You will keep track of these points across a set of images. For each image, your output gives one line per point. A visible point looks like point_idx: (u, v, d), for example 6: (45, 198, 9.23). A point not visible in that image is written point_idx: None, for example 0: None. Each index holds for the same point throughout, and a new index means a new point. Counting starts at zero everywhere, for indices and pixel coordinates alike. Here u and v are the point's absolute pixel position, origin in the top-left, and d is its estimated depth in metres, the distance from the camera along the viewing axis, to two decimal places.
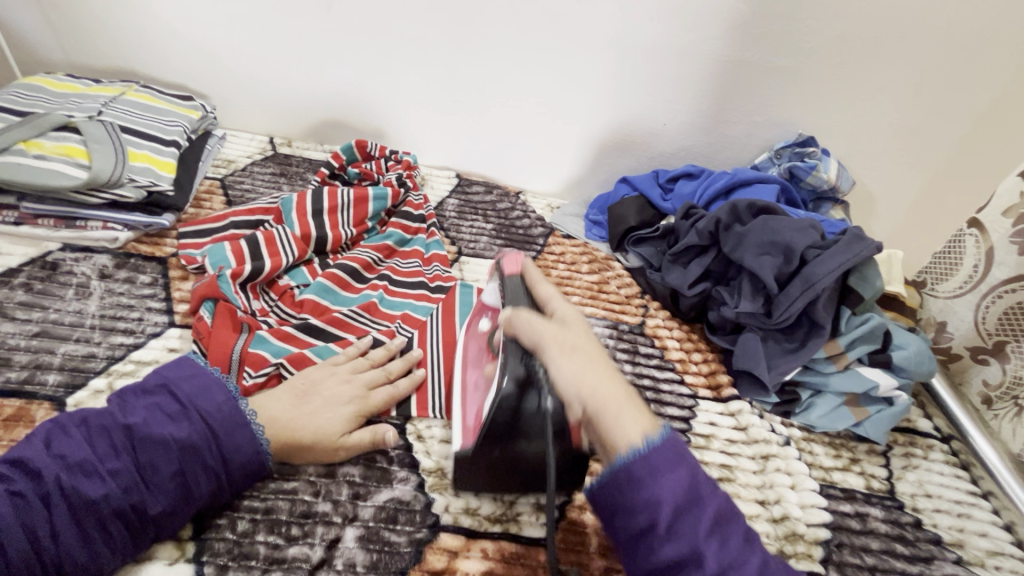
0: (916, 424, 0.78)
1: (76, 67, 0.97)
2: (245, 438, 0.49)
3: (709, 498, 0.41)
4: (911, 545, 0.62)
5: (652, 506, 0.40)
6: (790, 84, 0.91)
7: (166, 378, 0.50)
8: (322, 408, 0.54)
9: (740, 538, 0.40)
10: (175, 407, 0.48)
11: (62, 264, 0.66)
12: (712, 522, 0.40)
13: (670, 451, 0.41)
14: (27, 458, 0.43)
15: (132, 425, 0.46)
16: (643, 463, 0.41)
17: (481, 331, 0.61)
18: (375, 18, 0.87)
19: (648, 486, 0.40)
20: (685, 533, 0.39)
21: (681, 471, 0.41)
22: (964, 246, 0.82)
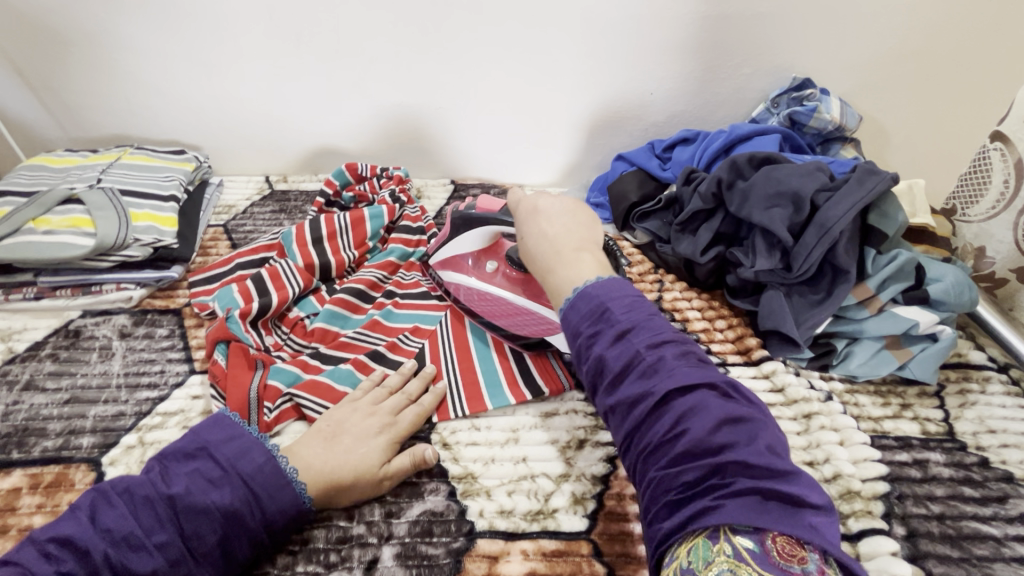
0: (968, 357, 0.73)
1: (75, 141, 1.01)
2: (286, 499, 0.48)
3: (628, 309, 0.45)
4: (980, 487, 0.58)
5: (583, 335, 0.45)
6: (776, 28, 0.87)
7: (204, 441, 0.49)
8: (356, 443, 0.53)
9: (672, 345, 0.43)
10: (217, 472, 0.47)
11: (84, 330, 0.68)
12: (633, 331, 0.43)
13: (593, 288, 0.47)
14: (74, 535, 0.42)
15: (173, 495, 0.45)
16: (573, 309, 0.47)
17: (490, 270, 0.71)
18: (345, 41, 0.88)
19: (574, 325, 0.46)
20: (607, 346, 0.43)
21: (598, 301, 0.46)
22: (990, 163, 0.76)
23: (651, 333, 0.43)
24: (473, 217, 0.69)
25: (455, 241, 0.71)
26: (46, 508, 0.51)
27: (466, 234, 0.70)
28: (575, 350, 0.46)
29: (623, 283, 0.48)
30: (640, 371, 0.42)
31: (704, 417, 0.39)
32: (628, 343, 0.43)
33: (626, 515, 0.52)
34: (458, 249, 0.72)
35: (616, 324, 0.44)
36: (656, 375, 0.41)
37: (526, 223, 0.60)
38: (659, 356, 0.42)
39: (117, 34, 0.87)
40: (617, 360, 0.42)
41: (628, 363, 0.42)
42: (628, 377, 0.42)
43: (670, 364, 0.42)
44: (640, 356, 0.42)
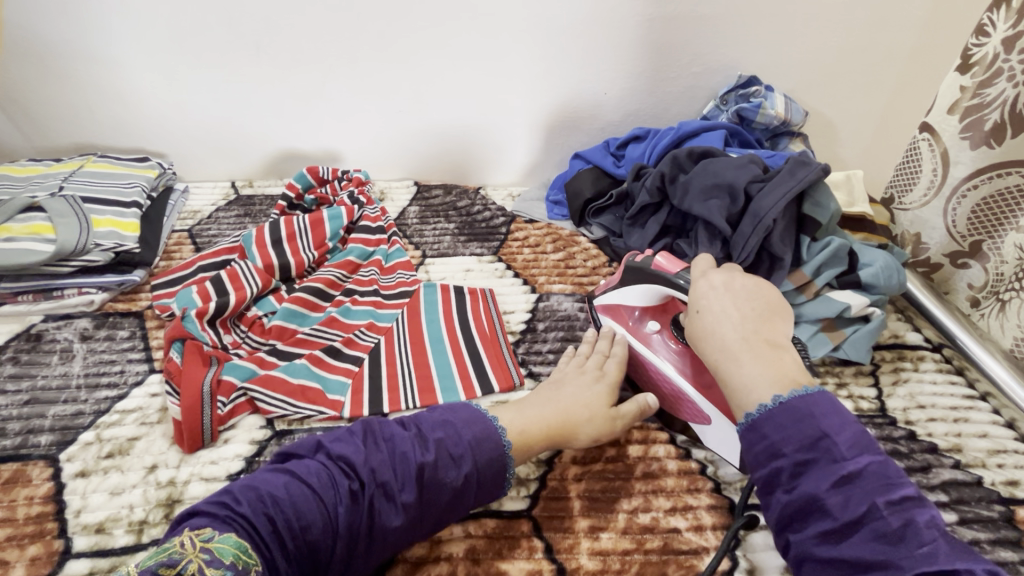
0: (904, 338, 0.77)
1: (39, 150, 1.02)
2: (490, 487, 0.50)
3: (849, 442, 0.42)
4: (906, 458, 0.61)
5: (789, 462, 0.42)
6: (721, 28, 0.90)
7: (449, 418, 0.51)
8: (576, 392, 0.59)
9: (916, 504, 0.39)
10: (458, 449, 0.49)
11: (46, 334, 0.69)
12: (862, 477, 0.40)
13: (807, 407, 0.44)
14: (353, 458, 0.47)
15: (424, 462, 0.47)
16: (769, 420, 0.45)
17: (651, 331, 0.65)
18: (305, 48, 0.90)
19: (775, 439, 0.44)
20: (826, 489, 0.40)
21: (816, 424, 0.43)
22: (920, 154, 0.80)
23: (882, 481, 0.40)
24: (650, 272, 0.64)
25: (623, 291, 0.67)
26: (4, 503, 0.52)
27: (634, 288, 0.65)
28: (780, 480, 0.42)
29: (835, 398, 0.45)
30: (872, 529, 0.38)
31: None
32: (851, 491, 0.40)
33: (567, 494, 0.55)
34: (625, 302, 0.67)
35: (842, 462, 0.41)
36: (904, 544, 0.37)
37: (704, 297, 0.57)
38: (898, 517, 0.38)
39: (79, 45, 0.89)
40: (844, 514, 0.39)
41: (862, 518, 0.39)
42: (847, 515, 0.39)
43: (915, 530, 0.38)
44: (871, 501, 0.39)
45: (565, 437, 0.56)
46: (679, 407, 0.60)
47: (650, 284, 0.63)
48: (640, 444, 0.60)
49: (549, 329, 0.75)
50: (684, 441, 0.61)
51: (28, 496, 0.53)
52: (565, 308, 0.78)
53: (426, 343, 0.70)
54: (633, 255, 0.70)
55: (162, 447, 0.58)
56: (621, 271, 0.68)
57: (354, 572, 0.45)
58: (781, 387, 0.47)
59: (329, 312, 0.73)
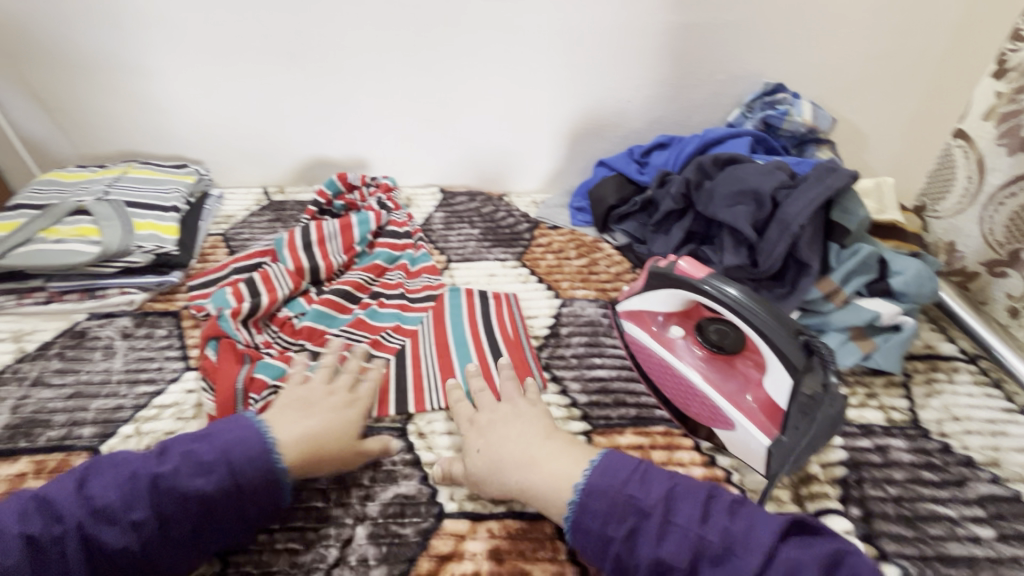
0: (937, 348, 0.75)
1: (85, 157, 1.07)
2: (261, 484, 0.49)
3: (658, 490, 0.46)
4: (940, 471, 0.59)
5: (622, 530, 0.45)
6: (748, 35, 0.90)
7: (213, 428, 0.51)
8: (324, 411, 0.56)
9: (714, 501, 0.45)
10: (208, 456, 0.48)
11: (89, 331, 0.73)
12: (674, 504, 0.45)
13: (623, 464, 0.49)
14: (57, 500, 0.45)
15: (159, 474, 0.46)
16: (585, 512, 0.47)
17: (676, 337, 0.64)
18: (336, 58, 0.93)
19: (602, 529, 0.46)
20: (658, 544, 0.44)
21: (608, 492, 0.47)
22: (954, 160, 0.79)
23: (697, 503, 0.45)
24: (674, 279, 0.61)
25: (646, 296, 0.65)
26: None
27: (659, 293, 0.63)
28: (641, 533, 0.45)
29: (614, 459, 0.49)
30: (714, 548, 0.43)
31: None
32: (670, 531, 0.44)
33: None
34: (649, 306, 0.65)
35: (653, 514, 0.45)
36: (731, 558, 0.42)
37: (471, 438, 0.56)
38: (711, 529, 0.43)
39: (125, 57, 0.93)
40: (680, 557, 0.43)
41: (695, 549, 0.43)
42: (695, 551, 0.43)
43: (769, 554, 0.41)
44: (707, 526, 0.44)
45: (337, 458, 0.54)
46: (703, 414, 0.60)
47: (674, 290, 0.61)
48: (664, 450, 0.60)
49: (573, 333, 0.75)
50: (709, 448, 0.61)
51: None
52: (589, 314, 0.79)
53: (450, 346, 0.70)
54: (656, 261, 0.65)
55: None
56: (644, 275, 0.66)
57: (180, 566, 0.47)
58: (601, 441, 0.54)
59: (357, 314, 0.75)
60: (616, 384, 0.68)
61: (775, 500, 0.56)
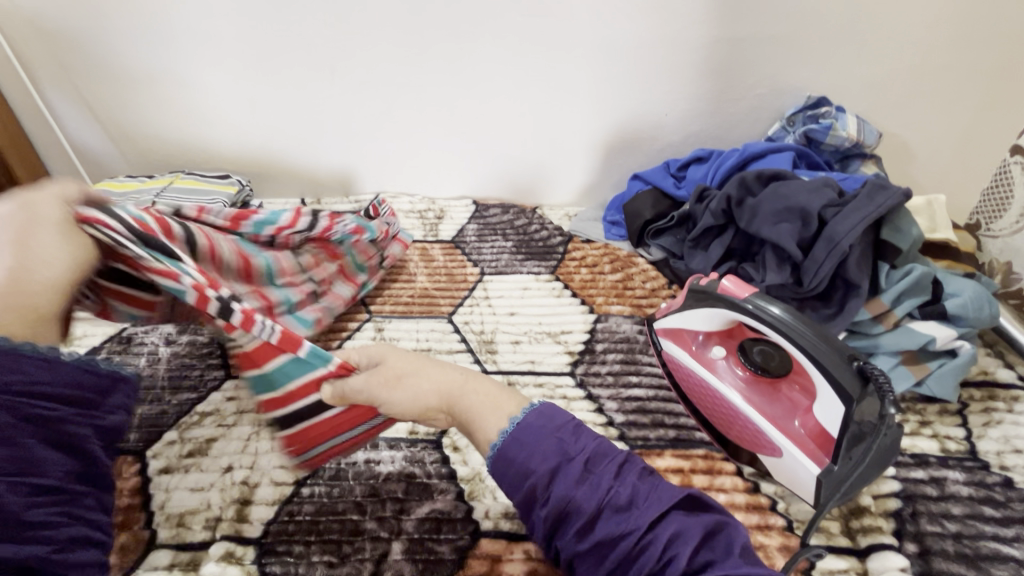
0: (995, 375, 0.71)
1: (134, 167, 1.11)
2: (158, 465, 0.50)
3: (551, 455, 0.40)
4: (1002, 507, 0.56)
5: (540, 477, 0.40)
6: (790, 48, 0.89)
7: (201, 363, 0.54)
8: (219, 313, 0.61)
9: (632, 465, 0.40)
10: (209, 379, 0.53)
11: (135, 337, 0.74)
12: (596, 460, 0.40)
13: (533, 423, 0.42)
14: None
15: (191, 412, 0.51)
16: (516, 446, 0.42)
17: (716, 358, 0.63)
18: (373, 71, 0.94)
19: (530, 465, 0.41)
20: (575, 485, 0.39)
21: (546, 436, 0.41)
22: (1012, 177, 0.75)
23: (609, 461, 0.40)
24: (717, 298, 0.59)
25: (686, 314, 0.63)
26: None
27: (700, 313, 0.61)
28: (538, 497, 0.40)
29: (549, 409, 0.43)
30: (609, 503, 0.38)
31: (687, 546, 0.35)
32: (592, 476, 0.39)
33: None
34: (689, 324, 0.63)
35: (577, 456, 0.40)
36: (634, 509, 0.37)
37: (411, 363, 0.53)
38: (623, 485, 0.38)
39: (173, 71, 0.97)
40: (588, 502, 0.38)
41: (602, 500, 0.38)
42: (593, 510, 0.38)
43: (647, 497, 0.38)
44: (600, 481, 0.39)
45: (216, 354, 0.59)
46: (745, 437, 0.58)
47: (716, 309, 0.59)
48: (706, 474, 0.59)
49: (608, 350, 0.74)
50: (751, 474, 0.59)
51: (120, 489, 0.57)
52: (625, 330, 0.77)
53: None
54: (699, 278, 0.64)
55: (237, 449, 0.60)
56: (685, 293, 0.65)
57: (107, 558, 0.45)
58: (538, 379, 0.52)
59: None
60: (653, 403, 0.66)
61: (824, 532, 0.53)
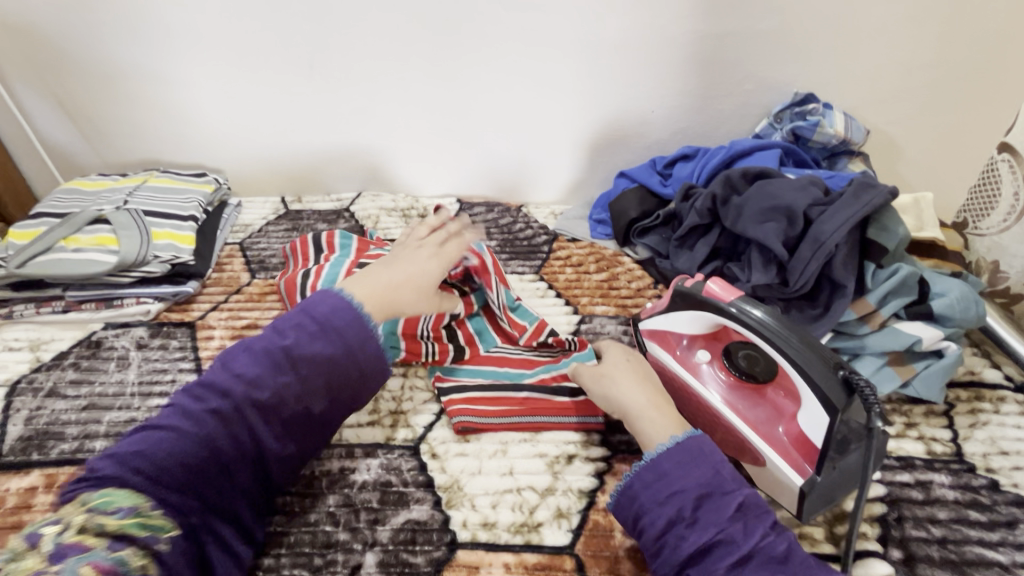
0: (981, 375, 0.70)
1: (109, 165, 1.08)
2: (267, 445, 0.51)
3: (700, 477, 0.47)
4: (988, 511, 0.55)
5: (691, 499, 0.46)
6: (778, 44, 0.87)
7: (283, 344, 0.52)
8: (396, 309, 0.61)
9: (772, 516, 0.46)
10: (283, 357, 0.51)
11: (105, 341, 0.72)
12: (746, 506, 0.46)
13: (695, 449, 0.49)
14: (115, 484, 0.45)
15: (257, 392, 0.49)
16: (671, 458, 0.48)
17: (701, 361, 0.61)
18: (354, 66, 0.92)
19: (679, 481, 0.47)
20: (728, 520, 0.45)
21: (710, 465, 0.48)
22: (999, 176, 0.74)
23: (762, 511, 0.46)
24: (700, 301, 0.57)
25: (670, 317, 0.62)
26: None
27: (685, 316, 0.60)
28: (684, 517, 0.46)
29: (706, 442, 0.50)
30: (766, 554, 0.44)
31: None
32: (745, 518, 0.45)
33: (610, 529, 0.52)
34: (674, 327, 0.62)
35: (736, 493, 0.46)
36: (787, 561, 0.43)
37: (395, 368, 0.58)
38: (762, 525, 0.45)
39: (147, 67, 0.94)
40: (745, 542, 0.44)
41: (755, 544, 0.44)
42: (725, 537, 0.44)
43: (793, 548, 0.45)
44: (748, 526, 0.45)
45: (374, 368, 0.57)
46: (729, 442, 0.57)
47: (701, 313, 0.58)
48: None
49: None
50: None
51: None
52: (609, 331, 0.76)
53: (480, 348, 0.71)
54: (683, 279, 0.63)
55: None
56: (669, 295, 0.63)
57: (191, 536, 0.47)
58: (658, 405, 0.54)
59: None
60: None
61: (807, 538, 0.52)
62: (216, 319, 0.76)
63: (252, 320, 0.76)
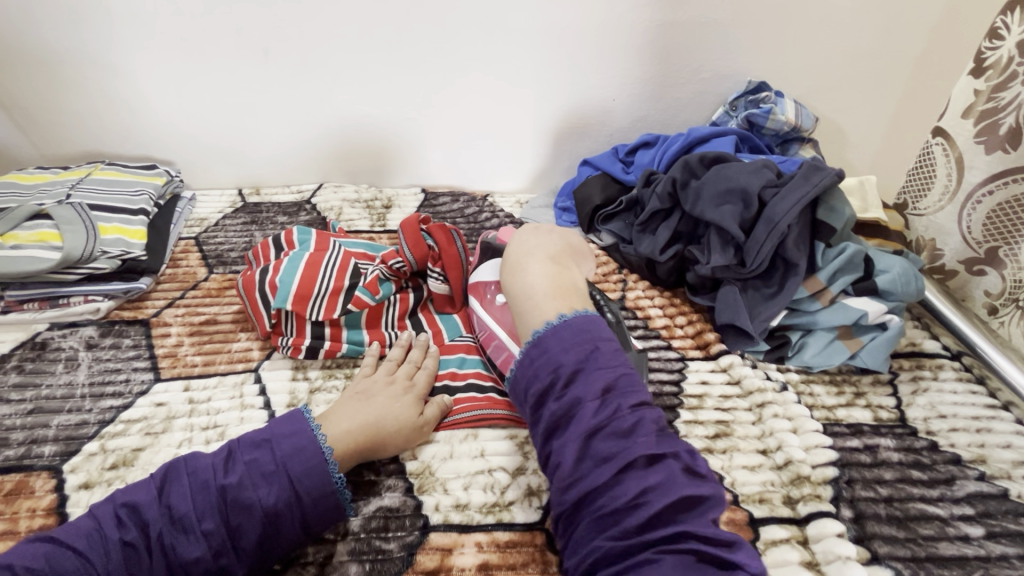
0: (922, 346, 0.75)
1: (47, 158, 1.02)
2: (323, 489, 0.49)
3: (576, 355, 0.49)
4: (929, 470, 0.59)
5: (563, 375, 0.48)
6: (732, 33, 0.90)
7: (272, 433, 0.52)
8: (390, 400, 0.58)
9: (647, 410, 0.46)
10: (270, 466, 0.49)
11: (51, 342, 0.69)
12: (612, 391, 0.46)
13: (578, 325, 0.51)
14: (142, 504, 0.46)
15: (227, 485, 0.47)
16: (555, 338, 0.50)
17: (500, 304, 0.64)
18: (311, 54, 0.90)
19: (556, 356, 0.49)
20: (591, 402, 0.46)
21: (588, 340, 0.50)
22: (933, 159, 0.79)
23: (627, 396, 0.47)
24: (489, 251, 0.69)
25: (481, 268, 0.68)
26: (5, 515, 0.51)
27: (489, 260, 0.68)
28: (554, 389, 0.48)
29: (592, 322, 0.51)
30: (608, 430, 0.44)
31: (663, 496, 0.42)
32: (607, 403, 0.46)
33: None
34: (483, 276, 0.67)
35: (603, 383, 0.46)
36: (633, 438, 0.44)
37: (354, 400, 0.58)
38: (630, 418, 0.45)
39: (85, 52, 0.89)
40: (591, 421, 0.45)
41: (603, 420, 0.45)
42: (599, 438, 0.44)
43: (643, 425, 0.45)
44: (610, 404, 0.46)
45: (378, 441, 0.55)
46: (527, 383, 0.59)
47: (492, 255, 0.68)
48: None
49: None
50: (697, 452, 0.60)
51: (31, 508, 0.52)
52: None
53: (445, 337, 0.71)
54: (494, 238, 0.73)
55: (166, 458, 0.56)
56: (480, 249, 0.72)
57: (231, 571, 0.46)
58: (568, 309, 0.54)
59: (354, 287, 0.69)
60: None
61: (767, 502, 0.55)
62: (172, 316, 0.74)
63: (211, 316, 0.74)
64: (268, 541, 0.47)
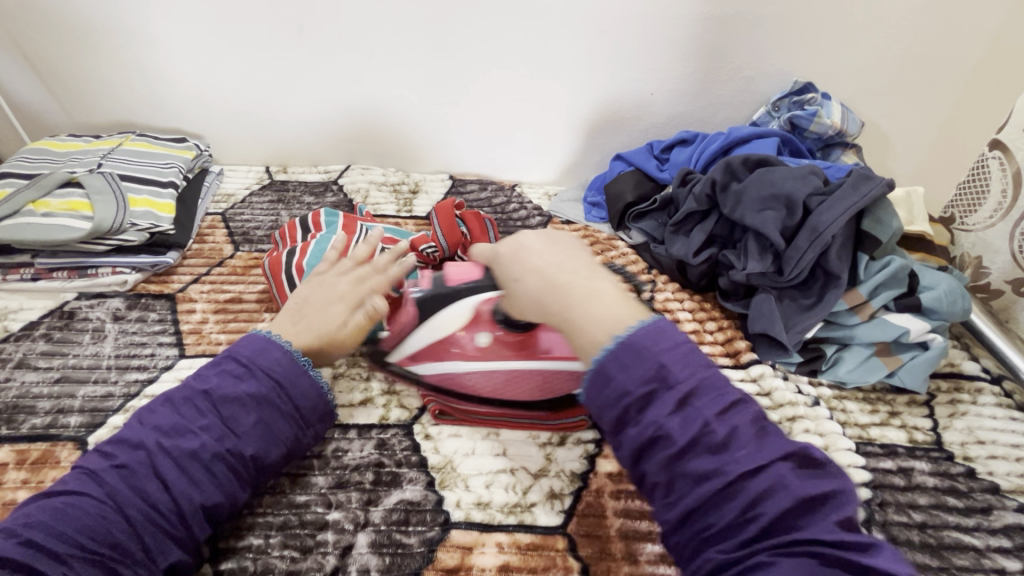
0: (961, 367, 0.72)
1: (79, 126, 1.02)
2: (302, 378, 0.51)
3: (643, 376, 0.41)
4: (965, 497, 0.57)
5: (636, 398, 0.40)
6: (781, 31, 0.86)
7: (230, 346, 0.52)
8: (320, 309, 0.56)
9: (737, 408, 0.41)
10: (240, 366, 0.50)
11: (79, 312, 0.69)
12: (696, 396, 0.40)
13: (640, 343, 0.42)
14: (128, 436, 0.46)
15: (208, 389, 0.48)
16: (614, 360, 0.42)
17: (483, 345, 0.56)
18: (346, 33, 0.88)
19: (623, 381, 0.41)
20: (669, 414, 0.40)
21: (653, 357, 0.41)
22: (989, 172, 0.75)
23: (714, 397, 0.41)
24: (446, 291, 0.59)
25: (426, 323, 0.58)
26: (31, 484, 0.52)
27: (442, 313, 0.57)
28: (661, 444, 0.39)
29: (664, 326, 0.43)
30: (703, 446, 0.39)
31: (778, 500, 0.37)
32: (689, 412, 0.40)
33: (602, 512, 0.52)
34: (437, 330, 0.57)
35: (678, 387, 0.40)
36: (729, 450, 0.39)
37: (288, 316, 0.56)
38: (723, 424, 0.40)
39: (120, 20, 0.88)
40: (681, 435, 0.39)
41: (696, 435, 0.39)
42: (690, 457, 0.39)
43: (739, 434, 0.40)
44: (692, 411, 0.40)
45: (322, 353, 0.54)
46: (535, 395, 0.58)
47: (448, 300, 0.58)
48: None
49: None
50: None
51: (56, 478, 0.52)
52: None
53: None
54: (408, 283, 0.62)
55: None
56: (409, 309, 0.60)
57: (241, 454, 0.47)
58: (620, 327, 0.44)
59: None
60: None
61: None
62: (197, 292, 0.73)
63: (235, 294, 0.74)
64: (264, 424, 0.48)
